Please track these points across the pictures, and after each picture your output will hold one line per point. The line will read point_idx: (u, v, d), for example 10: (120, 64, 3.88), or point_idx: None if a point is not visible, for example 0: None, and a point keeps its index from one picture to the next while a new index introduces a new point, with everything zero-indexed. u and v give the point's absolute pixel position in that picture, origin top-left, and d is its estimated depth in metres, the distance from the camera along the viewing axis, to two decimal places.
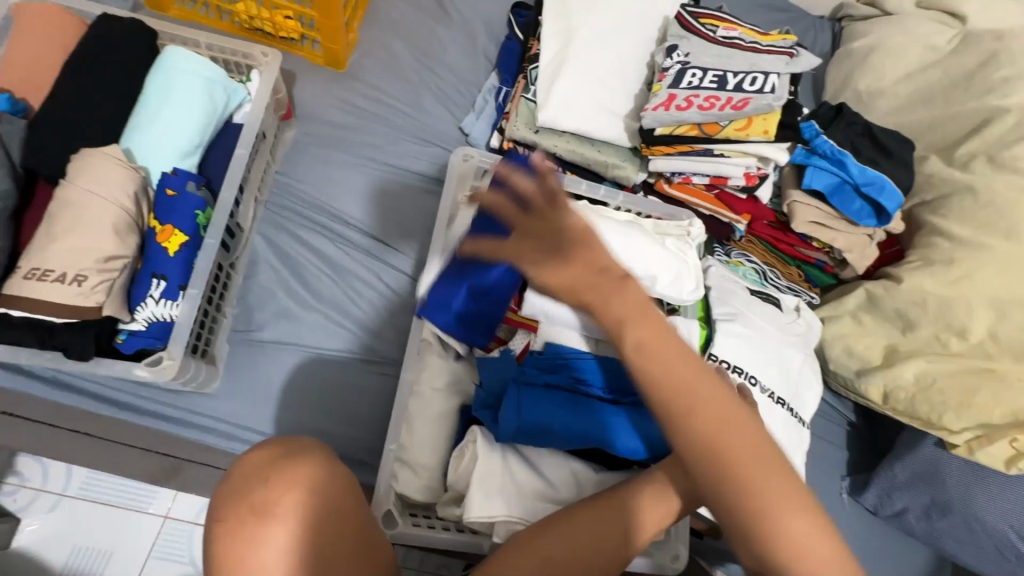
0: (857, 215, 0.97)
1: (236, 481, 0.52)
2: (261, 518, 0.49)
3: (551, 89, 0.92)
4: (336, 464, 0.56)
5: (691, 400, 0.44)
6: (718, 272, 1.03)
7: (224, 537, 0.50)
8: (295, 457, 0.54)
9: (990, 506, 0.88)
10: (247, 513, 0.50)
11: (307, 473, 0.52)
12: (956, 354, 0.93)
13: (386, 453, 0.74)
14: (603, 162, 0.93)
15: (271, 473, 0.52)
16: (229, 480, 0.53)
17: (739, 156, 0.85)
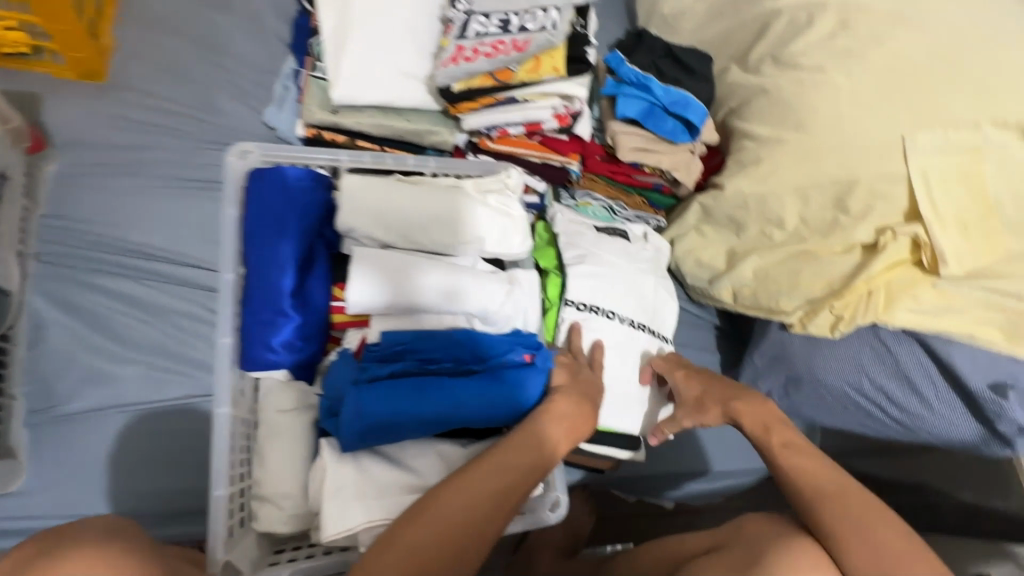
0: (671, 135, 1.00)
1: None
2: None
3: (338, 60, 0.84)
4: (104, 539, 0.55)
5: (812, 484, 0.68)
6: (566, 217, 1.04)
7: None
8: (46, 552, 0.53)
9: (828, 368, 0.97)
10: None
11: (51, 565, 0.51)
12: (779, 244, 1.00)
13: (235, 495, 0.69)
14: (416, 130, 0.88)
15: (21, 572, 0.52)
16: None
17: (542, 98, 0.84)
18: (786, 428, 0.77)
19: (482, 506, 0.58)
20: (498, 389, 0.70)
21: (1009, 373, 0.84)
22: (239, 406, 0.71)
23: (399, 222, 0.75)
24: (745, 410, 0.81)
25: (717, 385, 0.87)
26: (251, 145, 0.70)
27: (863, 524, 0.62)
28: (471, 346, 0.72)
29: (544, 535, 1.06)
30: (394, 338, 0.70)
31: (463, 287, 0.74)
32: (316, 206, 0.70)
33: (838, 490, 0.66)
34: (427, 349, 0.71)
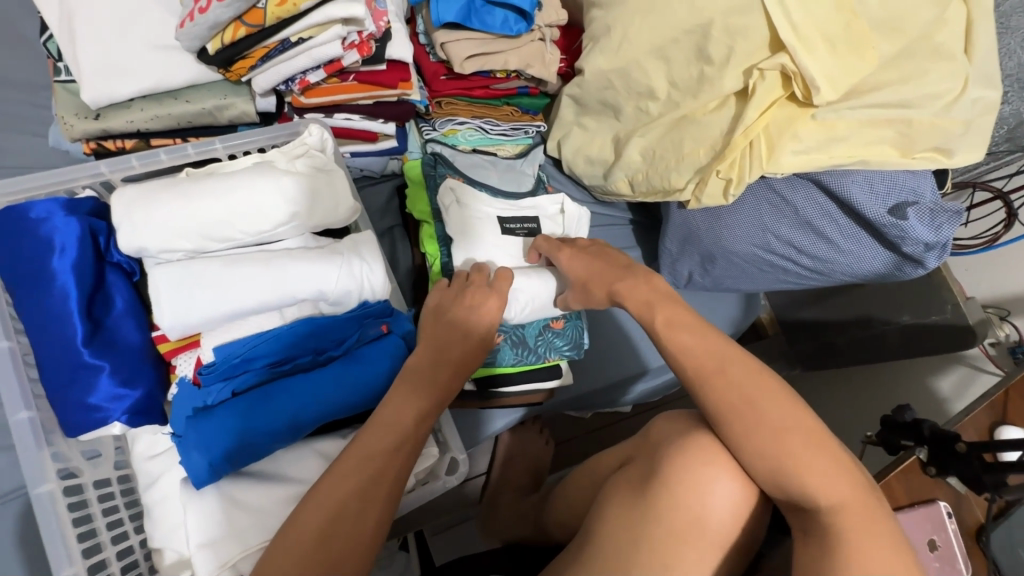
0: (503, 28, 0.87)
1: None
2: None
3: (76, 56, 0.71)
4: None
5: (715, 365, 0.57)
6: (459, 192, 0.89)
7: None
8: None
9: (735, 235, 0.91)
10: None
11: None
12: (657, 116, 0.90)
13: (132, 550, 0.64)
14: (202, 110, 0.76)
15: None
16: None
17: (319, 30, 0.70)
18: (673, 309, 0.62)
19: (347, 517, 0.52)
20: (356, 372, 0.64)
21: (907, 190, 0.78)
22: (104, 467, 0.65)
23: (195, 225, 0.65)
24: (631, 293, 0.66)
25: (599, 263, 0.73)
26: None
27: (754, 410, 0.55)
28: (319, 332, 0.66)
29: (504, 477, 1.04)
30: (226, 353, 0.63)
31: (293, 274, 0.66)
32: (84, 235, 0.62)
33: (720, 368, 0.57)
34: (273, 350, 0.64)
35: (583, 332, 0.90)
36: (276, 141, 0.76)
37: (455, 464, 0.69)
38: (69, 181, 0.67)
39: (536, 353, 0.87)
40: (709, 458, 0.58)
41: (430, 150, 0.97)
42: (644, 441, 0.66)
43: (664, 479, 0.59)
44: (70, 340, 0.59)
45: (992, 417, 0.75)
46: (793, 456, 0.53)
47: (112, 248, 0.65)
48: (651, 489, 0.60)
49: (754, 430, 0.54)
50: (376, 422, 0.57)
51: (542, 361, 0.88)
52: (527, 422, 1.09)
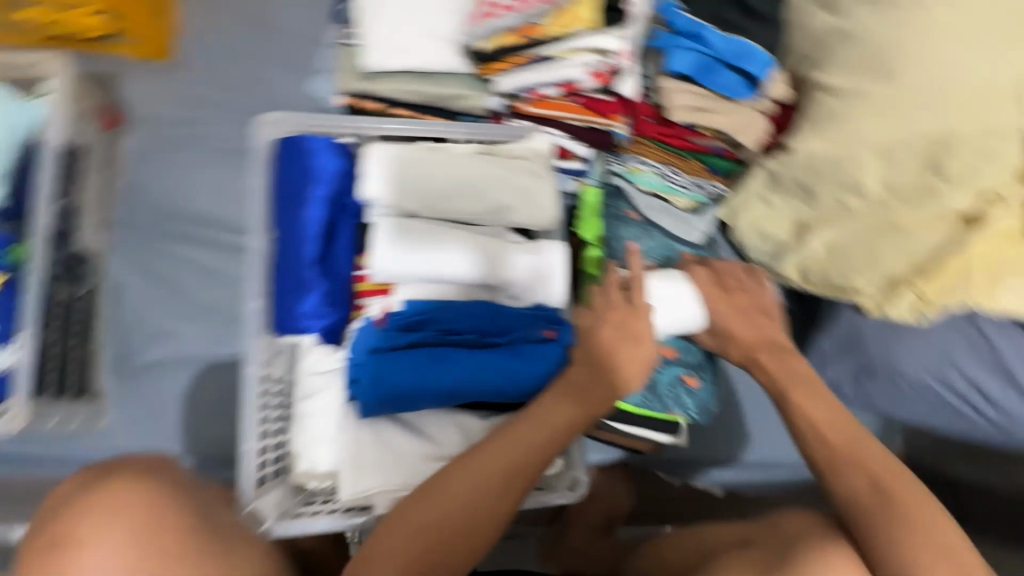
0: (728, 90, 0.89)
1: (45, 517, 0.49)
2: (61, 550, 0.44)
3: (369, 28, 0.84)
4: (153, 475, 0.52)
5: (846, 452, 0.63)
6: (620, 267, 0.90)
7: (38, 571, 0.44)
8: (108, 480, 0.49)
9: (909, 357, 0.87)
10: (48, 550, 0.44)
11: (116, 499, 0.47)
12: (858, 214, 0.88)
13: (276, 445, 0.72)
14: (446, 95, 0.86)
15: (76, 499, 0.49)
16: (40, 519, 0.49)
17: (574, 54, 0.78)
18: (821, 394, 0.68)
19: (482, 498, 0.57)
20: (515, 365, 0.68)
21: None
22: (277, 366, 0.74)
23: (423, 191, 0.73)
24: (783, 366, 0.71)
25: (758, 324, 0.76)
26: (272, 114, 0.72)
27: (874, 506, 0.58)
28: (493, 317, 0.70)
29: (582, 510, 1.02)
30: (413, 308, 0.69)
31: (488, 260, 0.72)
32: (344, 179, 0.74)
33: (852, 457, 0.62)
34: (446, 319, 0.69)
35: (712, 400, 0.89)
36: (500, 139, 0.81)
37: (578, 482, 0.71)
38: (335, 128, 0.75)
39: (662, 402, 0.86)
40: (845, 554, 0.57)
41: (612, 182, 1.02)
42: (773, 528, 0.64)
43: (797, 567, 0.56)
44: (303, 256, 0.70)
45: None
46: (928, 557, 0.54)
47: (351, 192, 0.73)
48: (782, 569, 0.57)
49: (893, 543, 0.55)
50: (530, 419, 0.62)
51: (666, 413, 0.86)
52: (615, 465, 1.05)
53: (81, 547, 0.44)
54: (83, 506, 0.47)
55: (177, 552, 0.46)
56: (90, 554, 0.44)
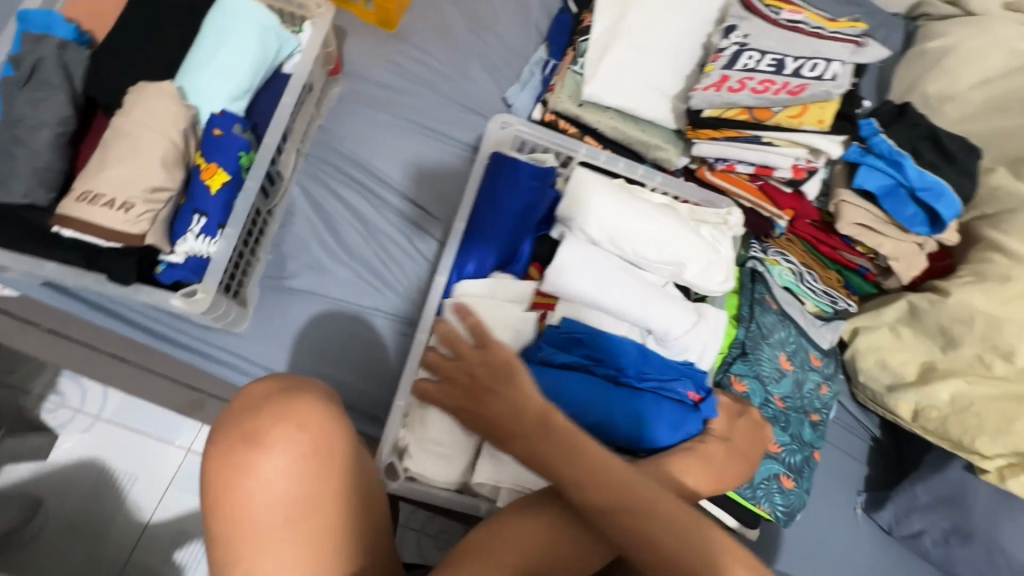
0: (909, 222, 0.91)
1: (236, 409, 0.53)
2: (252, 447, 0.51)
3: (599, 63, 0.90)
4: (332, 410, 0.54)
5: None
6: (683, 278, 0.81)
7: (220, 460, 0.51)
8: (289, 397, 0.53)
9: (1014, 535, 0.87)
10: (238, 441, 0.51)
11: (299, 418, 0.52)
12: (997, 377, 0.89)
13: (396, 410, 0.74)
14: (645, 142, 0.91)
15: (265, 405, 0.53)
16: (232, 407, 0.54)
17: (788, 145, 0.82)
18: None
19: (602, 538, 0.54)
20: (656, 416, 0.69)
21: None
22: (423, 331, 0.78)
23: (607, 221, 0.77)
24: None
25: None
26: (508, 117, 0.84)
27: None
28: (641, 361, 0.73)
29: None
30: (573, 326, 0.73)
31: (651, 304, 0.75)
32: (547, 194, 0.82)
33: None
34: (597, 348, 0.73)
35: (801, 508, 0.88)
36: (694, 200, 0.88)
37: None
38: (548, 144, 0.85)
39: (753, 492, 0.85)
40: None
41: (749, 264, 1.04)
42: None
43: None
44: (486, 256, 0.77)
45: None
46: None
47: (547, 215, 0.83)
48: None
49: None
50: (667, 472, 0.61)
51: (753, 504, 0.85)
52: None
53: (265, 452, 0.50)
54: (274, 414, 0.52)
55: (322, 497, 0.51)
56: (269, 462, 0.50)
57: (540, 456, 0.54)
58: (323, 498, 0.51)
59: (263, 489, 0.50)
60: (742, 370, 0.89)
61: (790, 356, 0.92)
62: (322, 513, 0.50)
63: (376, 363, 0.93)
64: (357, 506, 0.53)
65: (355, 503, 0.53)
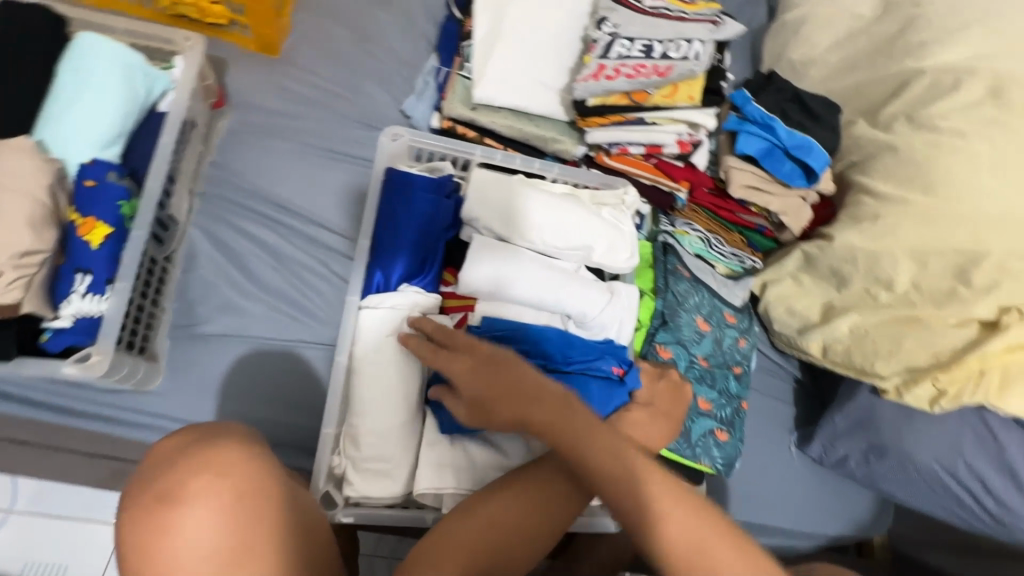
0: (788, 177, 1.00)
1: (146, 470, 0.50)
2: (169, 506, 0.47)
3: (485, 66, 0.92)
4: (253, 451, 0.53)
5: None
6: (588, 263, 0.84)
7: (132, 529, 0.47)
8: (205, 445, 0.51)
9: (919, 445, 0.93)
10: (152, 502, 0.47)
11: (219, 464, 0.50)
12: (886, 305, 0.96)
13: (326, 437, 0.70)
14: (542, 137, 0.94)
15: (178, 458, 0.50)
16: (139, 470, 0.50)
17: (669, 123, 0.88)
18: None
19: (544, 518, 0.57)
20: (584, 396, 0.73)
21: None
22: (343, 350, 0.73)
23: (507, 218, 0.80)
24: None
25: None
26: (401, 130, 0.82)
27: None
28: (565, 348, 0.76)
29: None
30: (494, 323, 0.75)
31: (564, 291, 0.79)
32: (444, 204, 0.80)
33: None
34: (522, 342, 0.75)
35: (737, 458, 0.94)
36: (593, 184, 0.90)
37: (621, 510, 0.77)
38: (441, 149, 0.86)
39: (692, 451, 0.90)
40: None
41: (660, 238, 1.08)
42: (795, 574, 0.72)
43: None
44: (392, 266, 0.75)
45: None
46: None
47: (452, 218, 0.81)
48: None
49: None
50: None
51: (695, 462, 0.91)
52: None
53: (185, 507, 0.47)
54: (188, 466, 0.49)
55: (254, 544, 0.48)
56: (190, 518, 0.47)
57: (548, 423, 0.55)
58: (254, 545, 0.48)
59: (184, 551, 0.46)
60: (665, 339, 0.94)
61: (706, 319, 0.98)
62: (251, 563, 0.47)
63: (309, 396, 0.90)
64: (287, 547, 0.50)
65: (292, 543, 0.51)
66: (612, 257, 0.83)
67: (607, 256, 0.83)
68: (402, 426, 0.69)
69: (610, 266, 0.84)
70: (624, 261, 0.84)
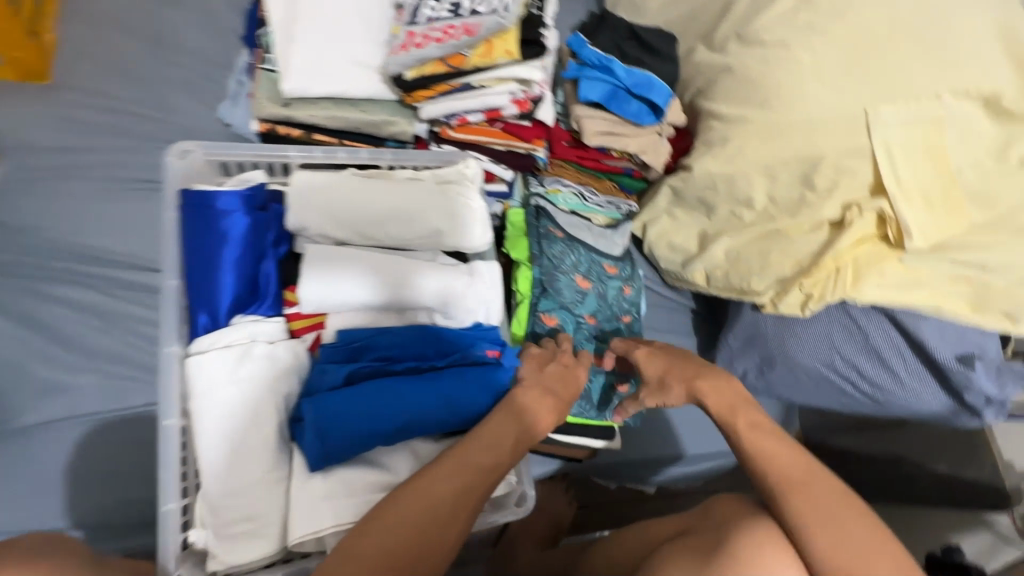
0: (635, 117, 0.98)
1: None
2: None
3: (286, 53, 0.81)
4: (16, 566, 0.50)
5: (802, 483, 0.63)
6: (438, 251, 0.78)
7: None
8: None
9: (800, 348, 0.97)
10: None
11: None
12: (749, 224, 0.99)
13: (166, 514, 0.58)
14: (372, 121, 0.86)
15: None
16: None
17: (498, 83, 0.82)
18: (750, 408, 0.73)
19: (434, 530, 0.58)
20: (460, 387, 0.69)
21: (973, 344, 0.87)
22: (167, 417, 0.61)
23: (340, 221, 0.72)
24: (712, 392, 0.75)
25: (675, 357, 0.81)
26: (190, 145, 0.71)
27: (807, 488, 0.63)
28: (434, 343, 0.72)
29: (527, 525, 1.05)
30: (350, 335, 0.70)
31: (424, 282, 0.73)
32: (261, 218, 0.70)
33: (802, 482, 0.63)
34: (385, 347, 0.70)
35: None
36: (428, 163, 0.83)
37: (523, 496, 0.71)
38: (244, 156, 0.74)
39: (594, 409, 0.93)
40: (762, 541, 0.62)
41: (534, 203, 1.05)
42: (708, 516, 0.70)
43: (732, 554, 0.62)
44: (213, 303, 0.66)
45: None
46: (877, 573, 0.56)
47: (274, 233, 0.72)
48: (718, 559, 0.62)
49: (800, 505, 0.61)
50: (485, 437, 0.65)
51: (601, 419, 0.93)
52: (556, 477, 1.10)
53: None
54: None
55: None
56: None
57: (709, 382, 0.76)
58: None
59: None
60: (548, 306, 0.93)
61: (585, 274, 0.98)
62: None
63: None
64: None
65: None
66: (465, 237, 0.77)
67: (460, 235, 0.77)
68: (266, 476, 0.61)
69: (465, 247, 0.78)
70: (477, 242, 0.78)
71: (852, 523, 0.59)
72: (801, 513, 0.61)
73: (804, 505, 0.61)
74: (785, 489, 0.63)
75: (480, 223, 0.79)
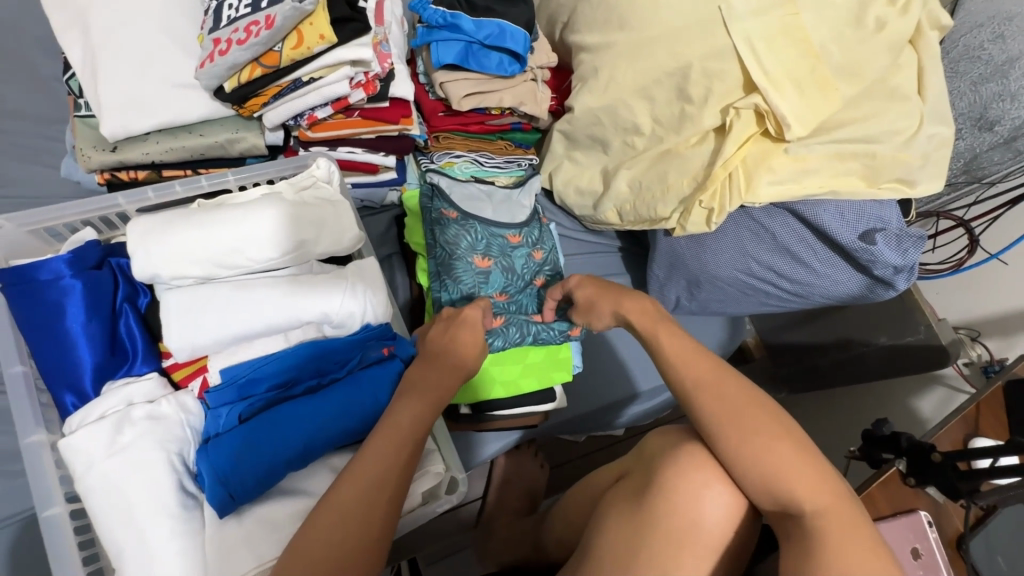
0: (496, 70, 0.93)
1: None
2: None
3: (97, 94, 0.75)
4: None
5: (711, 385, 0.60)
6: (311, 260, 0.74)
7: None
8: None
9: (717, 262, 0.97)
10: None
11: None
12: (643, 150, 0.95)
13: None
14: (215, 144, 0.81)
15: None
16: None
17: (329, 72, 0.75)
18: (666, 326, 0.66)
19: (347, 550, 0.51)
20: (358, 395, 0.66)
21: (876, 218, 0.86)
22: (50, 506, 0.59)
23: (187, 258, 0.67)
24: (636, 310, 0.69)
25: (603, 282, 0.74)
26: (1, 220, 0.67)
27: (717, 389, 0.60)
28: (325, 358, 0.68)
29: (500, 502, 1.04)
30: (233, 373, 0.67)
31: (294, 298, 0.68)
32: (98, 277, 0.67)
33: (715, 382, 0.60)
34: (275, 375, 0.67)
35: (574, 355, 0.96)
36: (285, 172, 0.80)
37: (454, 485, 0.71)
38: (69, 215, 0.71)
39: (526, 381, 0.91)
40: (696, 465, 0.61)
41: (427, 180, 1.00)
42: (642, 456, 0.69)
43: (662, 489, 0.61)
44: (69, 375, 0.64)
45: (966, 429, 0.80)
46: (791, 475, 0.55)
47: (121, 291, 0.69)
48: (648, 495, 0.62)
49: (712, 409, 0.59)
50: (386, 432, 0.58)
51: (540, 386, 0.92)
52: (523, 446, 1.09)
53: None
54: None
55: None
56: None
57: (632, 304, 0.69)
58: None
59: None
60: (452, 297, 0.90)
61: (484, 253, 0.95)
62: None
63: None
64: None
65: None
66: (332, 241, 0.73)
67: (325, 241, 0.72)
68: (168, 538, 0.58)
69: (336, 250, 0.74)
70: (347, 242, 0.75)
71: (757, 414, 0.58)
72: (716, 415, 0.58)
73: (717, 408, 0.58)
74: (699, 393, 0.60)
75: (344, 220, 0.75)
